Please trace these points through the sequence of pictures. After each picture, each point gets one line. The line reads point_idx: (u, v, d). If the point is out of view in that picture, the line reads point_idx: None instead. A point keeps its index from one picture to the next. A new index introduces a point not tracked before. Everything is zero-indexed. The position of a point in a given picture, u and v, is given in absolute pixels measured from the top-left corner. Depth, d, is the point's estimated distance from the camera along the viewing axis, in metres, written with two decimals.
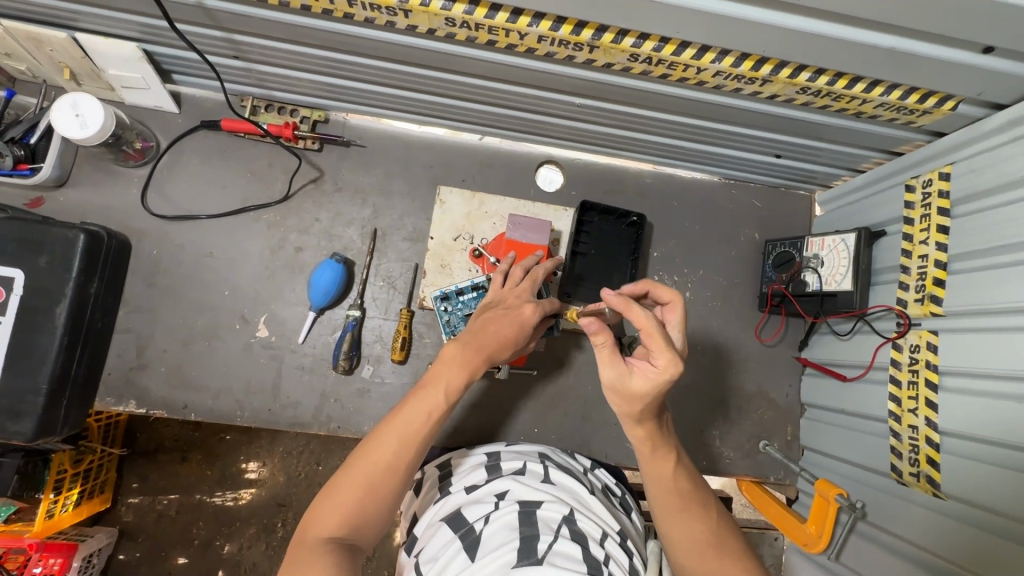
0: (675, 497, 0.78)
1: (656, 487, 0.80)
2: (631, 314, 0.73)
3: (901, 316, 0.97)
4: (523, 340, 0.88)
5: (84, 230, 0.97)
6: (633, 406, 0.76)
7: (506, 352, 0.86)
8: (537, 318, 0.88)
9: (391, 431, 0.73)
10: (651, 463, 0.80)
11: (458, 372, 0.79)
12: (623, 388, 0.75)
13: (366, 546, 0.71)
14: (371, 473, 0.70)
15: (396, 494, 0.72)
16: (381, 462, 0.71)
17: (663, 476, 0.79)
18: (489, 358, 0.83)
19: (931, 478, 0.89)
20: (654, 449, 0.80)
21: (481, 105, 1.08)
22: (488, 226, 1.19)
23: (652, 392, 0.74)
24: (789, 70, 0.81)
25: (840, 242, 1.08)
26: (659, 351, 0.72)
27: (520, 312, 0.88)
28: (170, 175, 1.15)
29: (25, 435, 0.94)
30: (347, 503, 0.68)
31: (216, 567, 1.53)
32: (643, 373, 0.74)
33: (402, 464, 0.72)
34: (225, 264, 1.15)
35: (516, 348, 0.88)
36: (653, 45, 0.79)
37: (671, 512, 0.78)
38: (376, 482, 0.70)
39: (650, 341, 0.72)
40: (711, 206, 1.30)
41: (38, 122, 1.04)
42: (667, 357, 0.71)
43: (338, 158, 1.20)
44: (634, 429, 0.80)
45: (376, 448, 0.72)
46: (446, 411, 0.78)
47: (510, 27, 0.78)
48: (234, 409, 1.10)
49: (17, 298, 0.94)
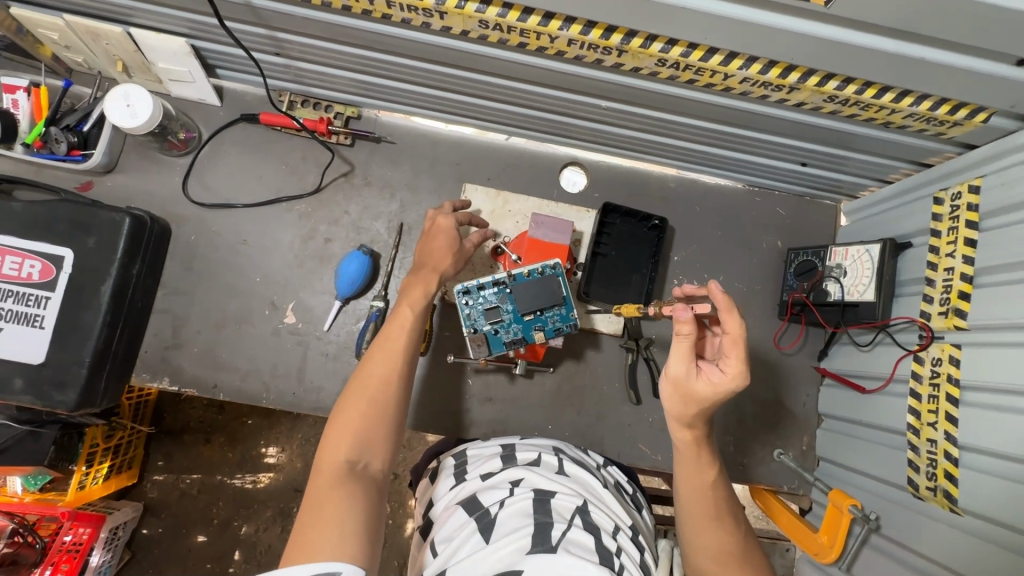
0: (709, 505, 0.84)
1: (692, 490, 0.85)
2: (729, 320, 0.79)
3: (924, 329, 0.96)
4: (464, 246, 1.00)
5: (130, 214, 1.03)
6: (687, 408, 0.83)
7: (447, 256, 0.96)
8: (453, 222, 0.99)
9: (377, 358, 0.83)
10: (693, 469, 0.86)
11: (418, 292, 0.91)
12: (683, 384, 0.83)
13: (385, 466, 0.77)
14: (369, 394, 0.79)
15: (395, 407, 0.80)
16: (375, 382, 0.80)
17: (702, 483, 0.85)
18: (439, 270, 0.95)
19: (948, 493, 0.88)
20: (699, 455, 0.86)
21: (508, 105, 1.11)
22: (511, 225, 1.21)
23: (710, 396, 0.81)
24: (817, 78, 0.82)
25: (864, 253, 1.08)
26: (735, 359, 0.80)
27: (440, 227, 0.99)
28: (211, 165, 1.21)
29: (68, 405, 0.99)
30: (353, 426, 0.76)
31: (234, 547, 1.59)
32: (706, 378, 0.82)
33: (393, 381, 0.81)
34: (258, 251, 1.19)
35: (461, 254, 0.99)
36: (682, 51, 0.80)
37: (703, 519, 0.83)
38: (375, 400, 0.79)
39: (732, 348, 0.79)
40: (734, 213, 1.30)
41: (91, 111, 1.11)
42: (739, 366, 0.79)
43: (369, 154, 1.24)
44: (682, 431, 0.86)
45: (368, 374, 0.81)
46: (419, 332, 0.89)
47: (541, 31, 0.81)
48: (260, 391, 1.15)
49: (66, 276, 1.00)
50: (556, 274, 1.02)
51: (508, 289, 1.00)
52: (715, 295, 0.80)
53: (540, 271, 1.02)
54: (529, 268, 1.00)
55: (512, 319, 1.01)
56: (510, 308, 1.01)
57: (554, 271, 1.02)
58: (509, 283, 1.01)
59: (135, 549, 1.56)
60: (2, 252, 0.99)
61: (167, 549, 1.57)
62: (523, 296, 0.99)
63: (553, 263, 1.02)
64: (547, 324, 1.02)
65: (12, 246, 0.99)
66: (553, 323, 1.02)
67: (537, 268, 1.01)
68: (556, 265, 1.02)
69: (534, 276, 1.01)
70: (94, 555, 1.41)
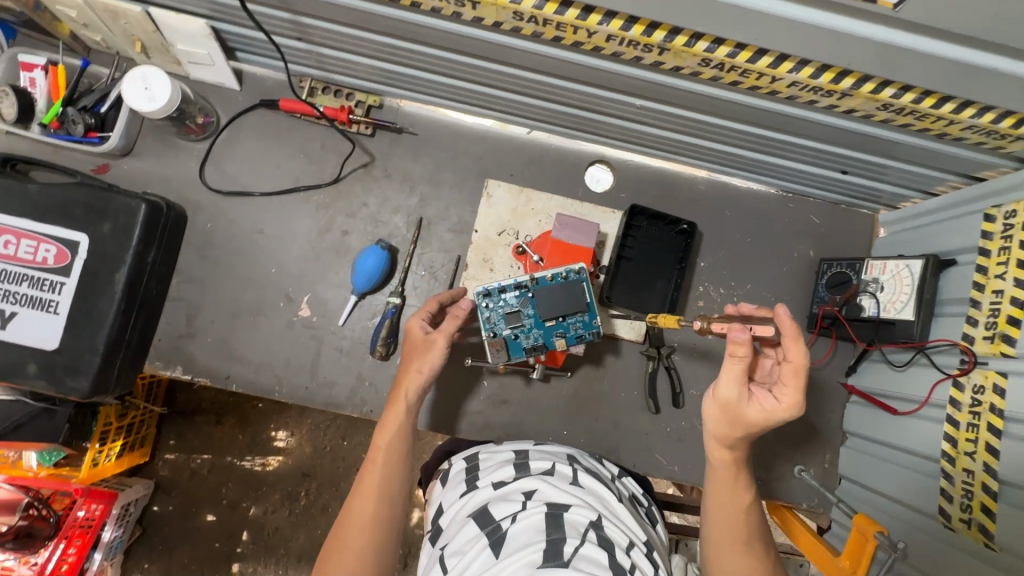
0: (741, 530, 0.83)
1: (725, 513, 0.84)
2: (794, 348, 0.77)
3: (966, 354, 0.91)
4: (433, 342, 0.95)
5: (146, 200, 1.01)
6: (733, 431, 0.82)
7: (415, 361, 0.95)
8: (416, 320, 0.98)
9: (357, 497, 0.85)
10: (729, 491, 0.85)
11: (392, 413, 0.92)
12: (735, 408, 0.80)
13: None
14: (347, 540, 0.81)
15: (377, 547, 0.81)
16: (356, 520, 0.83)
17: (737, 507, 0.83)
18: (408, 382, 0.93)
19: (984, 527, 0.84)
20: (735, 479, 0.85)
21: (536, 100, 1.07)
22: (534, 224, 1.18)
23: (761, 422, 0.80)
24: (873, 85, 0.76)
25: (904, 267, 1.03)
26: (792, 389, 0.79)
27: (410, 332, 0.98)
28: (228, 151, 1.18)
29: (81, 391, 0.99)
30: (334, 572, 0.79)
31: (242, 528, 1.60)
32: (759, 404, 0.80)
33: (368, 518, 0.83)
34: (275, 242, 1.17)
35: (432, 356, 0.94)
36: (729, 51, 0.75)
37: (733, 542, 0.82)
38: (355, 546, 0.80)
39: (792, 377, 0.78)
40: (765, 218, 1.25)
41: (109, 92, 1.09)
42: (796, 397, 0.78)
43: (389, 144, 1.20)
44: (723, 452, 0.85)
45: (350, 517, 0.83)
46: (400, 458, 0.89)
47: (579, 25, 0.76)
48: (273, 383, 1.13)
49: (81, 262, 0.98)
50: (581, 279, 0.98)
51: (529, 293, 0.97)
52: (781, 320, 0.78)
53: (563, 275, 0.99)
54: (552, 272, 0.98)
55: (533, 324, 0.98)
56: (531, 313, 0.97)
57: (578, 276, 0.99)
58: (531, 286, 0.97)
59: (145, 526, 1.57)
60: (18, 235, 0.98)
61: (176, 528, 1.58)
62: (545, 301, 0.96)
63: (577, 267, 0.99)
64: (568, 331, 0.99)
65: (28, 229, 0.98)
66: (575, 330, 0.99)
67: (561, 272, 0.98)
68: (580, 269, 0.99)
69: (557, 281, 0.98)
70: (105, 532, 1.42)
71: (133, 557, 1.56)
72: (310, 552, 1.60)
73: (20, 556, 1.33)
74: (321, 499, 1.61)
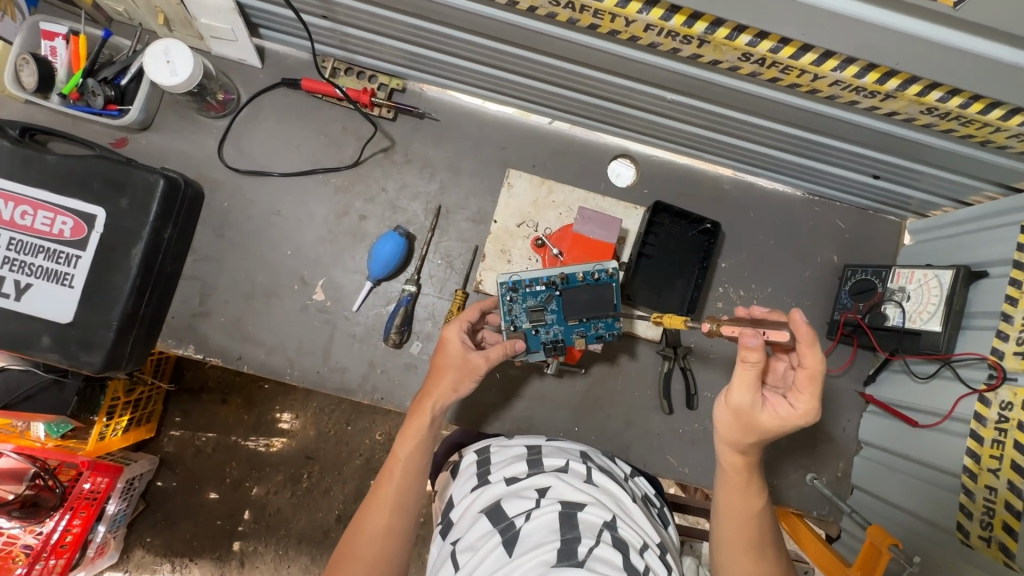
0: (753, 534, 0.80)
1: (736, 517, 0.81)
2: (810, 354, 0.74)
3: (995, 368, 0.89)
4: (470, 360, 0.92)
5: (164, 175, 0.99)
6: (746, 437, 0.80)
7: (449, 376, 0.91)
8: (454, 331, 0.93)
9: (372, 507, 0.82)
10: (740, 494, 0.83)
11: (415, 425, 0.88)
12: (749, 415, 0.78)
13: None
14: (359, 549, 0.79)
15: (390, 560, 0.79)
16: (370, 531, 0.80)
17: (748, 511, 0.82)
18: (436, 396, 0.90)
19: (1005, 546, 0.83)
20: (747, 483, 0.83)
21: (563, 89, 1.04)
22: (554, 217, 1.15)
23: (775, 428, 0.78)
24: (918, 87, 0.73)
25: (932, 277, 1.00)
26: (807, 395, 0.77)
27: (447, 342, 0.94)
28: (248, 130, 1.16)
29: (94, 366, 0.98)
30: None
31: (244, 507, 1.60)
32: (773, 410, 0.78)
33: (381, 531, 0.80)
34: (291, 224, 1.15)
35: (468, 374, 0.92)
36: (771, 46, 0.72)
37: (743, 545, 0.80)
38: (368, 557, 0.78)
39: (807, 383, 0.76)
40: (789, 221, 1.23)
41: (130, 64, 1.07)
42: (811, 403, 0.76)
43: (411, 129, 1.18)
44: (734, 456, 0.83)
45: (364, 527, 0.81)
46: (420, 470, 0.86)
47: (617, 12, 0.73)
48: (285, 366, 1.13)
49: (97, 236, 0.97)
50: (612, 281, 0.97)
51: (557, 291, 0.96)
52: (796, 326, 0.73)
53: (595, 274, 0.97)
54: (584, 271, 0.96)
55: (555, 321, 0.97)
56: (555, 310, 0.96)
57: (610, 277, 0.97)
58: (560, 284, 0.96)
59: (149, 501, 1.58)
60: (34, 205, 0.96)
61: (179, 504, 1.59)
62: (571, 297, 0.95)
63: (610, 268, 0.97)
64: (589, 330, 0.98)
65: (45, 200, 0.97)
66: (596, 330, 0.98)
67: (593, 271, 0.96)
68: (613, 271, 0.97)
69: (588, 281, 0.96)
70: (110, 505, 1.43)
71: (136, 531, 1.57)
72: (310, 535, 1.60)
73: (26, 525, 1.32)
74: (324, 482, 1.62)
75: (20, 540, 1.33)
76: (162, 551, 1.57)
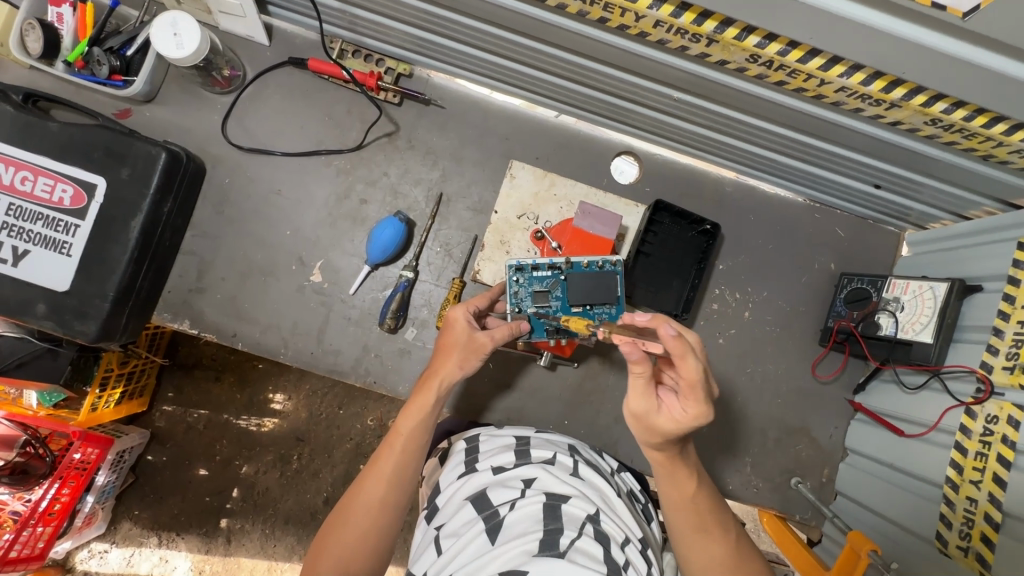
0: (695, 518, 0.81)
1: (677, 507, 0.82)
2: (683, 365, 0.69)
3: (983, 382, 0.90)
4: (477, 338, 0.89)
5: (166, 149, 0.99)
6: (651, 438, 0.79)
7: (454, 356, 0.89)
8: (461, 312, 0.92)
9: (368, 478, 0.82)
10: (669, 485, 0.83)
11: (418, 403, 0.86)
12: (646, 419, 0.78)
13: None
14: (352, 520, 0.79)
15: (381, 533, 0.79)
16: (365, 504, 0.80)
17: (683, 498, 0.82)
18: (442, 376, 0.88)
19: (982, 556, 0.84)
20: (675, 469, 0.83)
21: (571, 83, 1.04)
22: (554, 210, 1.15)
23: (672, 432, 0.76)
24: (923, 98, 0.73)
25: (927, 289, 1.01)
26: (696, 401, 0.72)
27: (452, 322, 0.92)
28: (252, 108, 1.16)
29: (88, 336, 0.98)
30: (335, 550, 0.76)
31: (233, 485, 1.61)
32: (669, 413, 0.76)
33: (376, 504, 0.80)
34: (292, 204, 1.15)
35: (472, 353, 0.89)
36: (779, 48, 0.72)
37: (691, 533, 0.81)
38: (360, 527, 0.78)
39: (691, 391, 0.71)
40: (789, 227, 1.23)
41: (137, 35, 1.06)
42: (700, 408, 0.73)
43: (416, 116, 1.18)
44: (652, 452, 0.82)
45: (359, 497, 0.80)
46: (419, 448, 0.85)
47: (628, 8, 0.73)
48: (279, 345, 1.13)
49: (97, 206, 0.97)
50: (616, 271, 0.96)
51: (562, 276, 0.96)
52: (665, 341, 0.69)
53: (599, 264, 0.97)
54: (589, 259, 0.96)
55: (559, 308, 0.96)
56: (561, 296, 0.96)
57: (614, 268, 0.97)
58: (566, 270, 0.96)
59: (138, 475, 1.58)
60: (35, 172, 0.96)
61: (167, 478, 1.60)
62: (574, 289, 0.95)
63: (615, 259, 0.98)
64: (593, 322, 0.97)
65: (46, 167, 0.96)
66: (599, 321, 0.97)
67: (597, 261, 0.97)
68: (616, 262, 0.97)
69: (593, 270, 0.97)
70: (99, 476, 1.44)
71: (124, 503, 1.58)
72: (297, 516, 1.61)
73: (14, 492, 1.31)
74: (313, 464, 1.63)
75: (8, 506, 1.32)
76: (148, 524, 1.58)
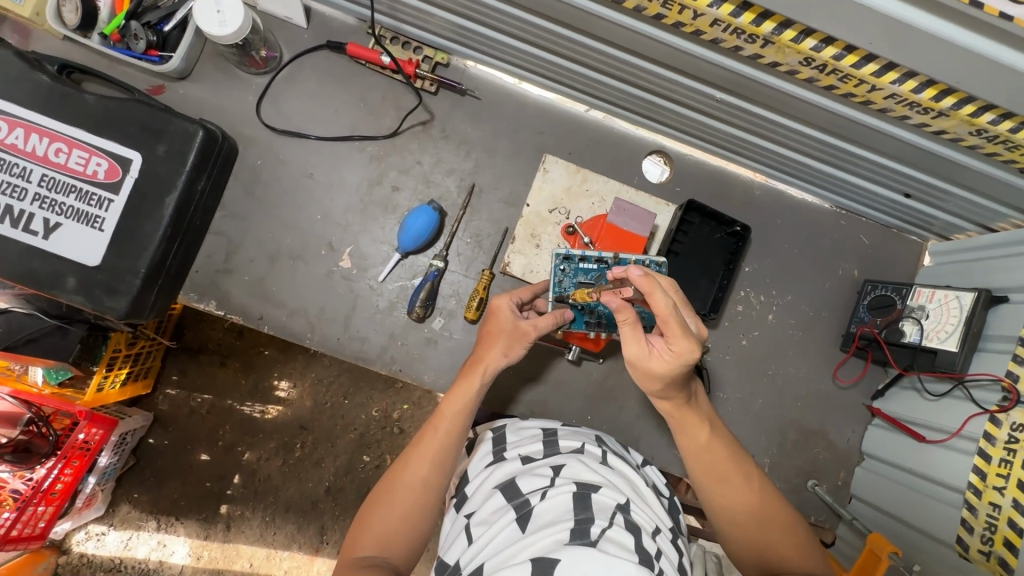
0: (713, 467, 0.83)
1: (694, 458, 0.84)
2: (653, 298, 0.70)
3: (1010, 392, 0.91)
4: (522, 326, 0.90)
5: (204, 127, 0.98)
6: (652, 383, 0.79)
7: (497, 345, 0.90)
8: (507, 301, 0.93)
9: (412, 459, 0.82)
10: (683, 436, 0.85)
11: (463, 388, 0.87)
12: (642, 366, 0.77)
13: (405, 569, 0.78)
14: (395, 496, 0.80)
15: (423, 512, 0.80)
16: (408, 481, 0.81)
17: (697, 448, 0.84)
18: (487, 361, 0.89)
19: (1004, 560, 0.86)
20: (688, 418, 0.84)
21: (609, 78, 1.04)
22: (586, 206, 1.15)
23: (667, 372, 0.76)
24: (973, 108, 0.75)
25: (953, 298, 1.02)
26: (679, 335, 0.72)
27: (498, 311, 0.93)
28: (287, 90, 1.15)
29: (117, 312, 0.97)
30: (379, 523, 0.78)
31: (235, 471, 1.60)
32: (660, 354, 0.76)
33: (419, 483, 0.80)
34: (324, 188, 1.15)
35: (517, 340, 0.90)
36: (835, 52, 0.73)
37: (710, 483, 0.83)
38: (404, 506, 0.79)
39: (671, 326, 0.72)
40: (814, 232, 1.25)
41: (176, 11, 1.06)
42: (685, 342, 0.73)
43: (451, 106, 1.18)
44: (662, 403, 0.84)
45: (402, 476, 0.81)
46: (462, 432, 0.85)
47: (687, 4, 0.73)
48: (305, 330, 1.12)
49: (132, 180, 0.96)
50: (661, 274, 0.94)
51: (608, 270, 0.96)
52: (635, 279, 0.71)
53: (644, 264, 0.95)
54: (636, 257, 0.95)
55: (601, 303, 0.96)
56: None
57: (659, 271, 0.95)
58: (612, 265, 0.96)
59: (139, 457, 1.57)
60: (70, 144, 0.95)
61: (168, 462, 1.58)
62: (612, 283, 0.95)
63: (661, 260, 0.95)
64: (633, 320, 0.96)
65: (81, 140, 0.95)
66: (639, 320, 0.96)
67: (643, 260, 0.95)
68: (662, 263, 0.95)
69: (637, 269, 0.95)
70: (101, 457, 1.42)
71: (124, 486, 1.56)
72: (298, 504, 1.60)
73: (14, 470, 1.28)
74: (317, 452, 1.62)
75: (8, 485, 1.29)
76: (148, 507, 1.57)
